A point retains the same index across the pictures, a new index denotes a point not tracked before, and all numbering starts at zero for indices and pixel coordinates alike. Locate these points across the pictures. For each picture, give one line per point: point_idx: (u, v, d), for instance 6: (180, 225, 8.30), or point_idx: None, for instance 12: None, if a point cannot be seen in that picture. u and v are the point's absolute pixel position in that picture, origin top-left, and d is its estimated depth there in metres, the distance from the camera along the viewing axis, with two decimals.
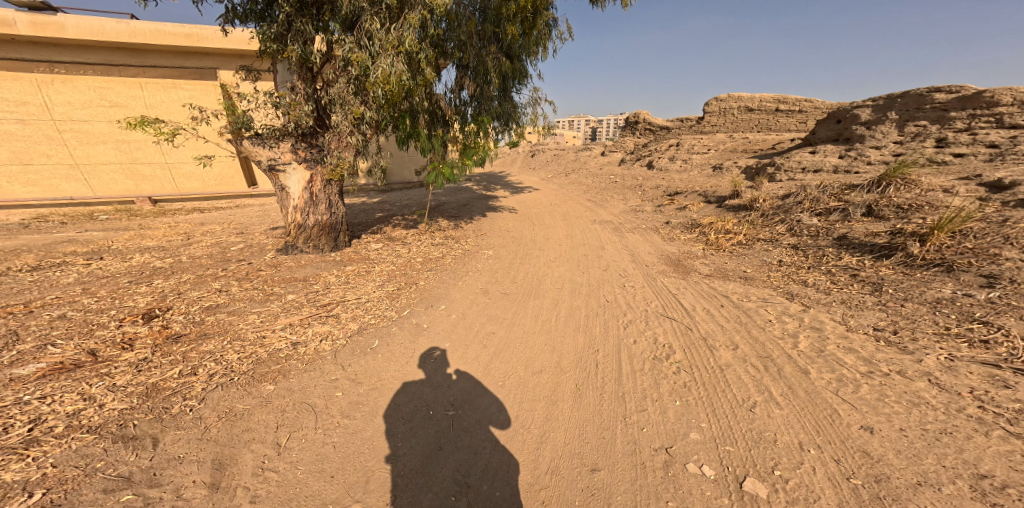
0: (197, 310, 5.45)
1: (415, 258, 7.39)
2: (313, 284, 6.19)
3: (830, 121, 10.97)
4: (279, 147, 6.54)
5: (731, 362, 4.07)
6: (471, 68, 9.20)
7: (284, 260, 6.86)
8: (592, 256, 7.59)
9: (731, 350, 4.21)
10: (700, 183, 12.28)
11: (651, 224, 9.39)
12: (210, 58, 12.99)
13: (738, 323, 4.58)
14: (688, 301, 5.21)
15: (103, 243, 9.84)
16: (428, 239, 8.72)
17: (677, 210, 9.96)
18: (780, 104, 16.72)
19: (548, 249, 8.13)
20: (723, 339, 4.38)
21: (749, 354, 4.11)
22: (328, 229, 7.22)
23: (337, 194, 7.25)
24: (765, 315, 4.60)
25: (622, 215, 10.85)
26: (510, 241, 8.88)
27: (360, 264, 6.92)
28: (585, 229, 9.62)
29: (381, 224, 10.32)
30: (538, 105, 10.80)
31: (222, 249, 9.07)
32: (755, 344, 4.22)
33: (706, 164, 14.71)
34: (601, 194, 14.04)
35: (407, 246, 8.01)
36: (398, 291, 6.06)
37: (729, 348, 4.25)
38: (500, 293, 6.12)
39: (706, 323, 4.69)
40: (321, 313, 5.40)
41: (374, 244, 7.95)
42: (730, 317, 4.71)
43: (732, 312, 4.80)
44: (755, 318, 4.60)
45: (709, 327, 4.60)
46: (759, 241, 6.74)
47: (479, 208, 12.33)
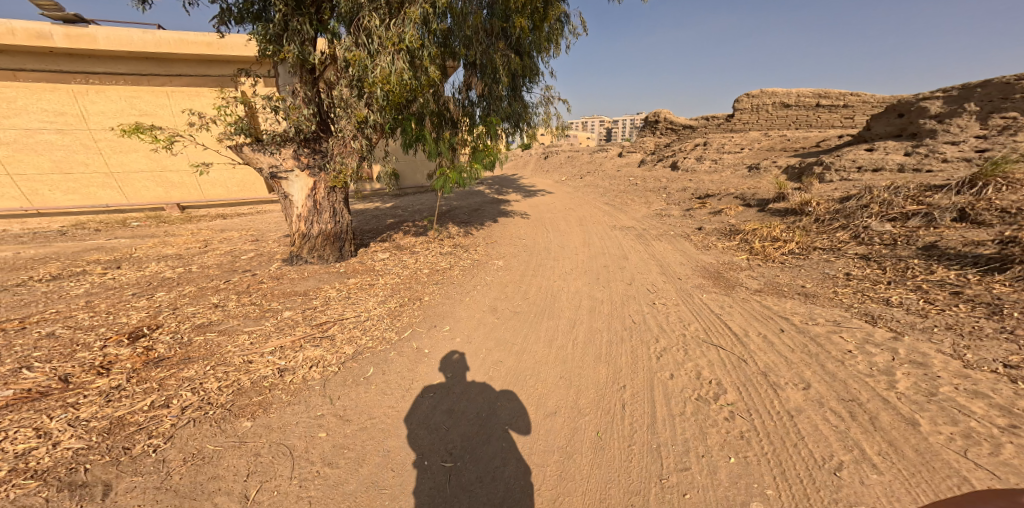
0: (188, 326, 4.83)
1: (422, 270, 6.84)
2: (314, 298, 5.63)
3: (889, 114, 9.81)
4: (280, 153, 6.02)
5: (803, 407, 3.22)
6: (479, 67, 8.71)
7: (286, 272, 6.36)
8: (617, 267, 6.80)
9: (801, 390, 3.36)
10: (735, 185, 11.25)
11: (681, 230, 8.49)
12: (231, 66, 12.87)
13: (805, 353, 3.73)
14: (737, 325, 4.36)
15: (133, 250, 9.76)
16: (439, 248, 8.17)
17: (711, 213, 9.01)
18: (821, 99, 15.49)
19: (566, 259, 7.38)
20: (788, 375, 3.54)
21: (827, 396, 3.25)
22: (333, 238, 6.67)
23: (342, 202, 6.69)
24: (842, 345, 3.71)
25: (646, 219, 10.00)
26: (522, 249, 8.25)
27: (364, 277, 6.40)
28: (607, 236, 8.83)
29: (392, 231, 9.85)
30: (551, 104, 10.23)
31: (233, 257, 8.57)
32: (830, 382, 3.37)
33: (739, 163, 13.60)
34: (622, 197, 13.20)
35: (417, 257, 7.47)
36: (400, 309, 5.48)
37: (799, 387, 3.39)
38: (515, 312, 5.40)
39: (763, 353, 3.85)
40: (316, 333, 4.83)
41: (381, 254, 7.43)
42: (792, 345, 3.86)
43: (797, 339, 3.92)
44: (829, 348, 3.71)
45: (768, 359, 3.76)
46: (817, 250, 5.81)
47: (495, 214, 11.73)
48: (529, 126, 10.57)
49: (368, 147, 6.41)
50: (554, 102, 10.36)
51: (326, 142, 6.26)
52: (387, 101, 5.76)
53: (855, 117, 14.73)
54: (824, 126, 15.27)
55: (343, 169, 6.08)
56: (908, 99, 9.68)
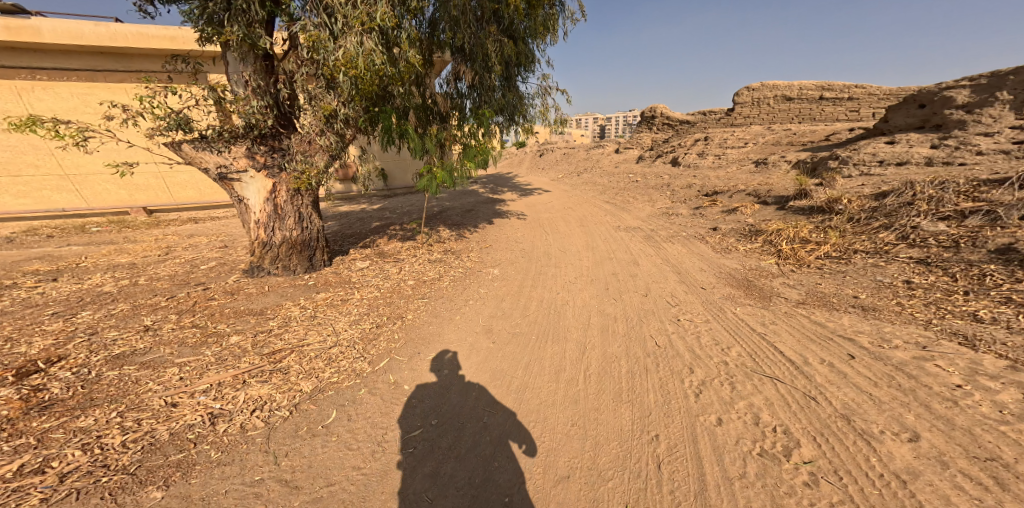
0: (102, 359, 3.85)
1: (405, 281, 5.94)
2: (272, 319, 4.70)
3: (907, 105, 9.12)
4: (231, 151, 5.02)
5: (920, 467, 2.47)
6: (468, 54, 7.79)
7: (243, 285, 5.40)
8: (628, 275, 5.96)
9: (907, 443, 2.60)
10: (744, 181, 10.54)
11: (693, 230, 7.69)
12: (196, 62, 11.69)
13: (894, 388, 2.99)
14: (791, 352, 3.56)
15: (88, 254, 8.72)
16: (426, 255, 7.28)
17: (723, 212, 8.24)
18: (825, 91, 14.87)
19: (568, 267, 6.53)
20: (884, 421, 2.78)
21: (950, 452, 2.50)
22: (299, 247, 5.71)
23: (310, 205, 5.74)
24: (945, 378, 2.96)
25: (652, 219, 9.20)
26: (519, 254, 7.39)
27: (338, 290, 5.48)
28: (611, 238, 8.02)
29: (374, 236, 8.91)
30: (548, 95, 9.38)
31: (190, 265, 7.53)
32: (947, 432, 2.62)
33: (745, 158, 12.93)
34: (622, 195, 12.45)
35: (401, 265, 6.57)
36: (376, 331, 4.59)
37: (904, 438, 2.64)
38: (512, 335, 4.53)
39: (837, 388, 3.11)
40: (269, 366, 3.92)
41: (359, 262, 6.51)
42: (873, 376, 3.12)
43: (878, 369, 3.17)
44: (929, 381, 2.97)
45: (847, 397, 3.01)
46: (859, 253, 5.04)
47: (488, 215, 10.85)
48: (524, 119, 9.74)
49: (341, 145, 5.56)
50: (551, 93, 9.50)
51: (288, 139, 5.33)
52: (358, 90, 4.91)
53: (861, 109, 14.07)
54: (827, 119, 14.64)
55: (310, 168, 5.18)
56: (930, 88, 9.01)
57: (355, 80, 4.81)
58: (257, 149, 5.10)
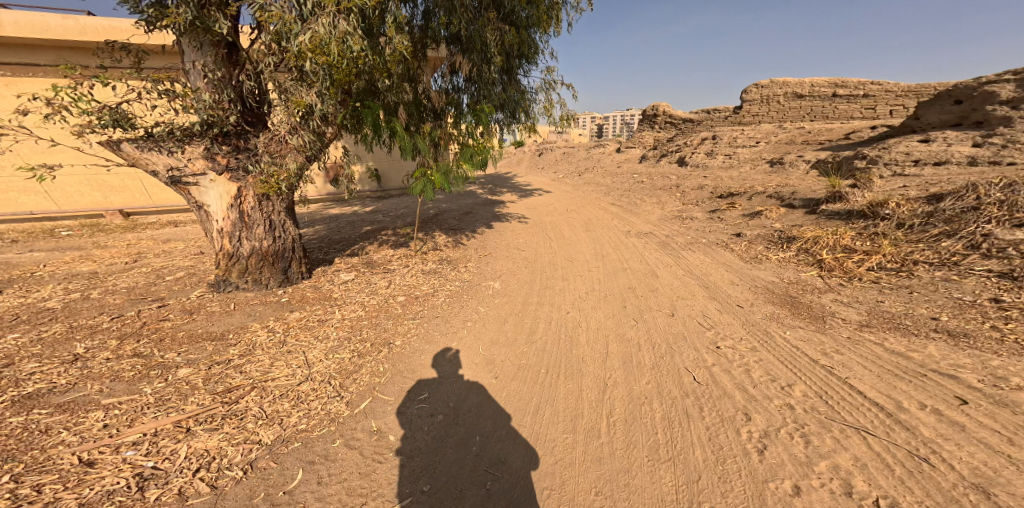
0: (4, 400, 3.05)
1: (395, 296, 5.22)
2: (235, 345, 3.94)
3: (942, 102, 8.44)
4: (186, 151, 4.26)
5: None
6: (464, 44, 7.01)
7: (204, 302, 4.62)
8: (648, 288, 5.26)
9: None
10: (761, 182, 9.90)
11: (713, 236, 7.00)
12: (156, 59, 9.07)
13: None
14: (879, 395, 2.97)
15: (49, 257, 7.90)
16: (421, 266, 6.55)
17: (745, 216, 7.54)
18: (838, 89, 14.28)
19: (578, 280, 5.81)
20: None
21: None
22: (272, 259, 4.96)
23: (284, 212, 4.99)
24: None
25: (665, 223, 8.52)
26: (523, 264, 6.69)
27: (317, 309, 4.74)
28: (622, 245, 7.32)
29: (363, 243, 8.15)
30: (553, 89, 8.64)
31: (153, 269, 6.69)
32: None
33: (758, 157, 12.29)
34: (630, 197, 11.78)
35: (392, 277, 5.86)
36: (359, 364, 3.86)
37: None
38: (517, 368, 3.81)
39: (956, 446, 2.51)
40: (220, 409, 3.16)
41: (343, 273, 5.77)
42: (1002, 429, 2.52)
43: (1006, 420, 2.58)
44: None
45: (975, 459, 2.41)
46: (921, 265, 4.39)
47: (487, 218, 10.12)
48: (526, 117, 9.01)
49: (320, 145, 4.85)
50: (556, 87, 8.79)
51: (256, 137, 4.61)
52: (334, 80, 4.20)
53: (877, 107, 13.45)
54: (840, 117, 14.05)
55: (281, 170, 4.44)
56: (965, 84, 8.37)
57: (330, 69, 4.09)
58: (217, 149, 4.35)
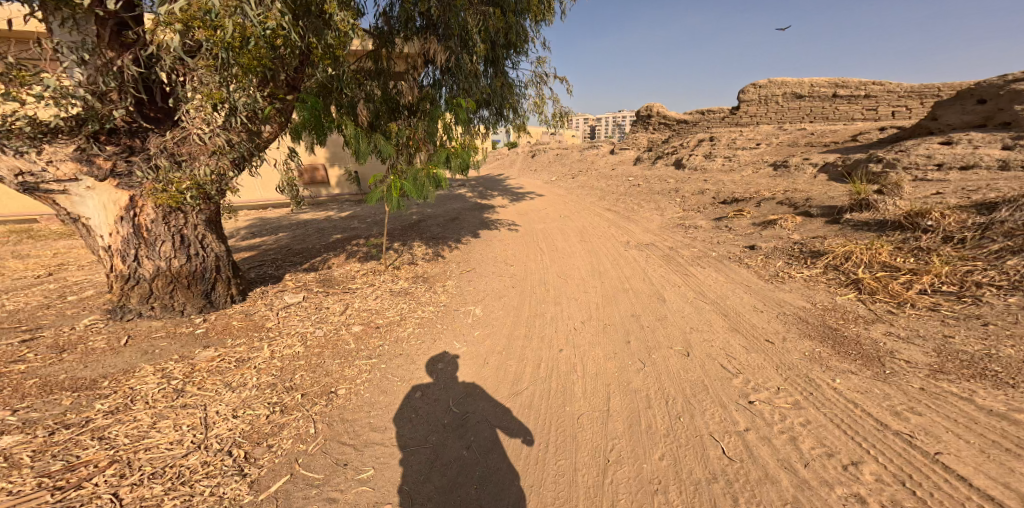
0: None
1: (351, 326, 4.60)
2: (105, 397, 3.12)
3: (965, 100, 7.79)
4: (52, 151, 3.40)
5: None
6: (440, 28, 5.97)
7: (87, 335, 3.75)
8: (654, 318, 4.57)
9: None
10: (766, 186, 9.29)
11: (723, 249, 6.31)
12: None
13: None
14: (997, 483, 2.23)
15: None
16: (388, 287, 5.69)
17: (756, 225, 6.84)
18: (838, 89, 13.81)
19: (574, 306, 5.10)
20: None
21: None
22: (185, 281, 4.22)
23: (204, 224, 4.25)
24: None
25: (667, 232, 7.83)
26: (512, 284, 5.89)
27: (240, 345, 4.02)
28: (622, 261, 6.57)
29: (327, 254, 7.25)
30: (544, 83, 7.79)
31: (64, 280, 5.63)
32: None
33: (760, 160, 11.67)
34: (626, 201, 11.11)
35: (354, 305, 5.08)
36: (273, 424, 3.20)
37: None
38: (496, 436, 3.21)
39: None
40: (47, 500, 2.37)
41: (288, 296, 5.12)
42: None
43: None
44: None
45: None
46: (986, 289, 3.64)
47: (473, 225, 9.24)
48: (515, 114, 8.12)
49: (249, 145, 4.05)
50: (548, 81, 7.92)
51: (157, 136, 3.75)
52: (243, 65, 3.30)
53: (879, 107, 12.91)
54: (840, 118, 13.53)
55: (186, 176, 3.67)
56: (988, 83, 7.78)
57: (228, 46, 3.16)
58: (97, 149, 3.52)
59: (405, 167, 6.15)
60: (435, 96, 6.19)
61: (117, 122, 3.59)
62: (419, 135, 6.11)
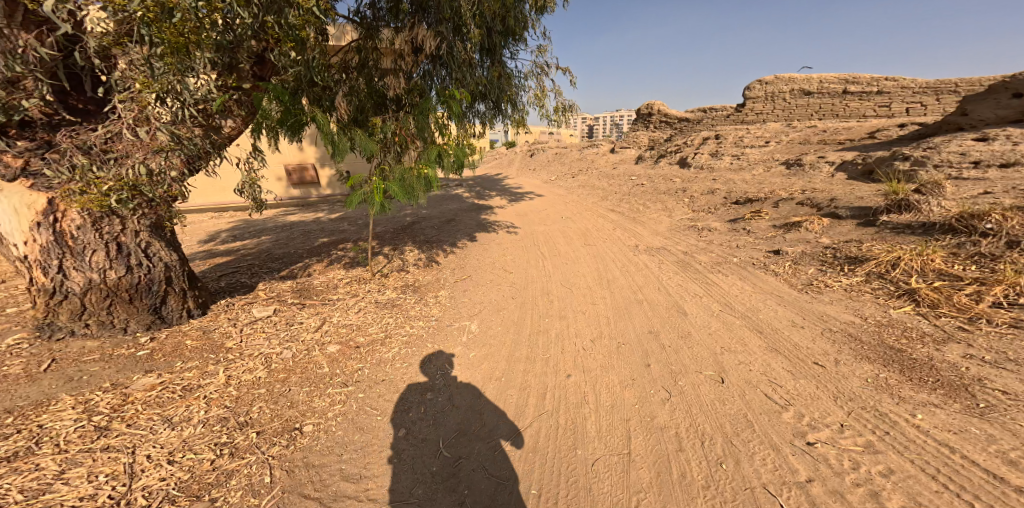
0: None
1: (327, 346, 4.23)
2: (3, 439, 2.80)
3: (996, 94, 7.33)
4: None
5: None
6: (433, 11, 5.27)
7: (4, 358, 3.37)
8: (677, 336, 4.07)
9: None
10: (778, 186, 8.82)
11: (744, 254, 5.76)
12: None
13: None
14: None
15: None
16: (373, 299, 5.12)
17: (777, 227, 6.30)
18: (848, 86, 13.37)
19: (582, 324, 4.61)
20: None
21: None
22: (126, 295, 3.80)
23: (146, 229, 3.80)
24: None
25: (678, 235, 7.30)
26: (513, 295, 5.35)
27: (191, 369, 3.74)
28: (631, 267, 6.02)
29: (308, 259, 6.68)
30: (545, 75, 7.27)
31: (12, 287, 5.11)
32: None
33: (770, 158, 11.19)
34: (630, 201, 10.61)
35: (332, 325, 4.55)
36: (211, 469, 2.89)
37: None
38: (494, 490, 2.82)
39: None
40: None
41: (256, 309, 4.71)
42: None
43: None
44: None
45: None
46: None
47: (469, 227, 8.64)
48: (514, 108, 7.52)
49: (201, 143, 3.71)
50: (548, 72, 7.34)
51: (83, 130, 3.31)
52: (169, 43, 3.03)
53: (892, 104, 12.40)
54: (851, 116, 13.05)
55: (108, 177, 3.27)
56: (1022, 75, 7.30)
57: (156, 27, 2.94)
58: (3, 145, 3.07)
59: (391, 168, 5.55)
60: (424, 88, 5.56)
61: (33, 114, 3.16)
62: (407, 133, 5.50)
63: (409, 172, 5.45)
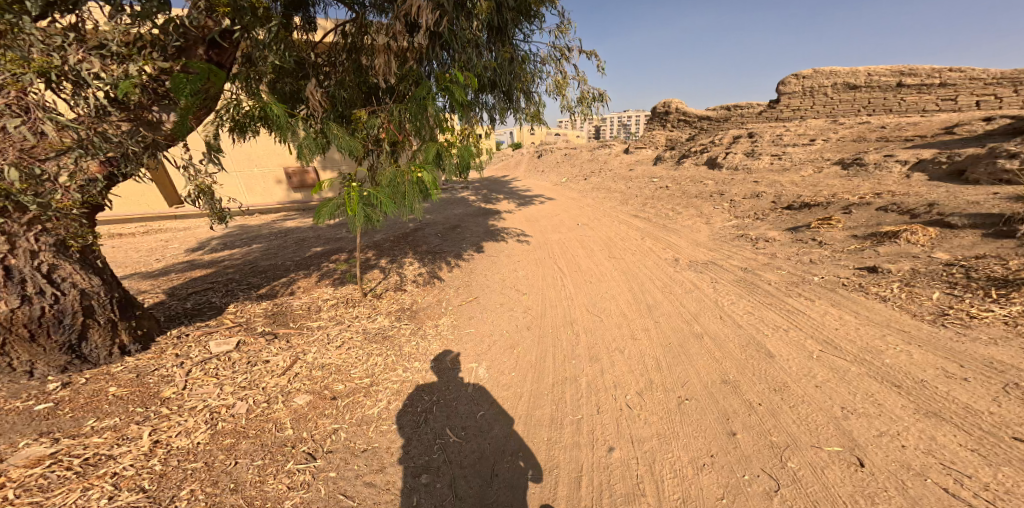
0: None
1: (294, 397, 3.28)
2: None
3: None
4: None
5: None
6: None
7: None
8: (778, 389, 3.22)
9: None
10: (839, 187, 7.58)
11: (826, 271, 4.59)
12: None
13: None
14: None
15: None
16: (360, 328, 4.18)
17: (859, 238, 5.07)
18: (905, 77, 11.96)
19: (624, 369, 3.60)
20: None
21: None
22: (25, 332, 2.87)
23: (49, 249, 2.89)
24: None
25: (724, 246, 6.14)
26: (528, 326, 4.32)
27: (109, 430, 2.75)
28: (674, 286, 4.92)
29: (295, 274, 5.73)
30: (566, 60, 6.10)
31: None
32: None
33: (818, 158, 9.91)
34: (656, 205, 9.45)
35: (306, 366, 3.61)
36: None
37: None
38: None
39: None
40: None
41: (213, 342, 3.71)
42: None
43: None
44: None
45: None
46: None
47: (476, 235, 7.63)
48: (527, 100, 6.39)
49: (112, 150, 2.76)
50: (569, 57, 6.20)
51: None
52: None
53: (958, 97, 11.08)
54: (908, 111, 11.77)
55: None
56: None
57: None
58: None
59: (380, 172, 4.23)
60: (421, 74, 4.49)
61: None
62: (401, 127, 4.33)
63: (400, 176, 4.11)
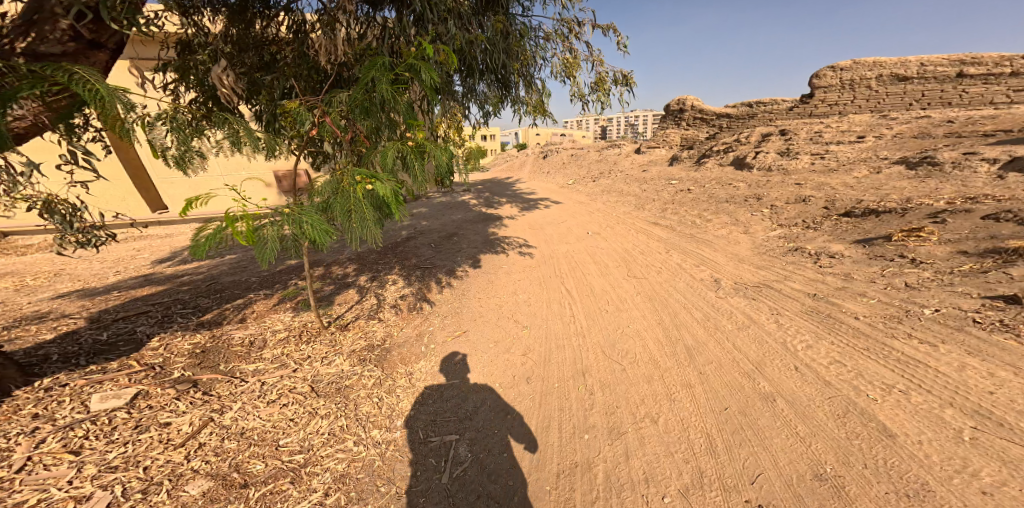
0: None
1: (183, 484, 2.28)
2: None
3: None
4: None
5: None
6: None
7: None
8: (923, 492, 2.11)
9: None
10: (909, 190, 6.33)
11: (937, 301, 3.41)
12: None
13: None
14: None
15: None
16: (309, 376, 3.20)
17: (971, 256, 3.87)
18: (966, 67, 10.59)
19: (661, 454, 2.53)
20: None
21: None
22: None
23: None
24: None
25: (775, 262, 4.97)
26: (524, 378, 3.27)
27: None
28: (719, 319, 3.78)
29: (253, 295, 4.75)
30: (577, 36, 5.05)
31: None
32: None
33: (870, 157, 8.61)
34: (680, 210, 8.28)
35: (217, 434, 2.61)
36: None
37: None
38: None
39: None
40: None
41: (94, 398, 2.70)
42: None
43: None
44: None
45: None
46: None
47: (474, 245, 6.59)
48: (528, 88, 5.34)
49: None
50: (580, 33, 5.15)
51: None
52: None
53: None
54: (972, 104, 10.34)
55: None
56: None
57: None
58: None
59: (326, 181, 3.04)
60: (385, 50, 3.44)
61: None
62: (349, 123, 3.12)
63: (342, 187, 2.89)
